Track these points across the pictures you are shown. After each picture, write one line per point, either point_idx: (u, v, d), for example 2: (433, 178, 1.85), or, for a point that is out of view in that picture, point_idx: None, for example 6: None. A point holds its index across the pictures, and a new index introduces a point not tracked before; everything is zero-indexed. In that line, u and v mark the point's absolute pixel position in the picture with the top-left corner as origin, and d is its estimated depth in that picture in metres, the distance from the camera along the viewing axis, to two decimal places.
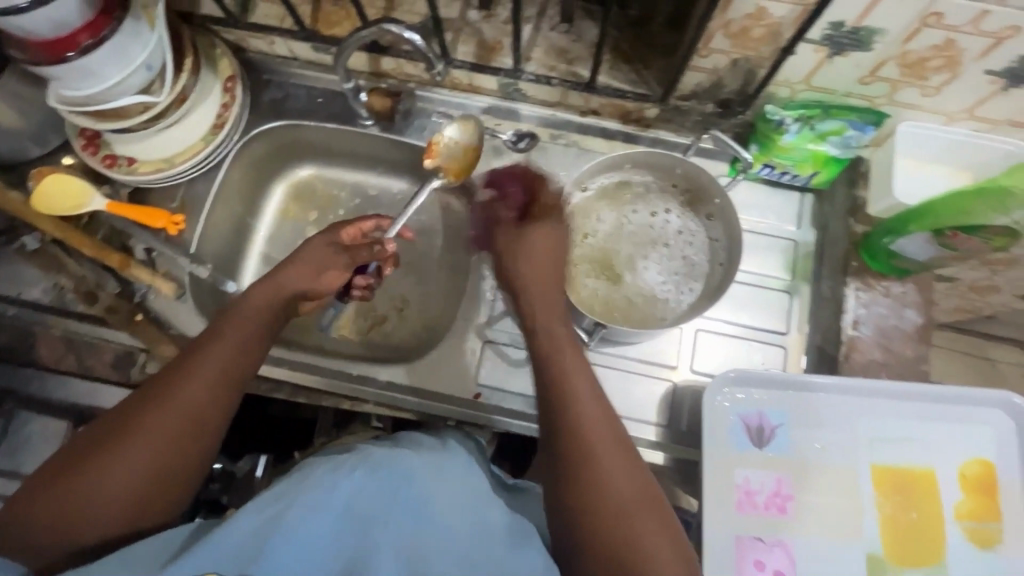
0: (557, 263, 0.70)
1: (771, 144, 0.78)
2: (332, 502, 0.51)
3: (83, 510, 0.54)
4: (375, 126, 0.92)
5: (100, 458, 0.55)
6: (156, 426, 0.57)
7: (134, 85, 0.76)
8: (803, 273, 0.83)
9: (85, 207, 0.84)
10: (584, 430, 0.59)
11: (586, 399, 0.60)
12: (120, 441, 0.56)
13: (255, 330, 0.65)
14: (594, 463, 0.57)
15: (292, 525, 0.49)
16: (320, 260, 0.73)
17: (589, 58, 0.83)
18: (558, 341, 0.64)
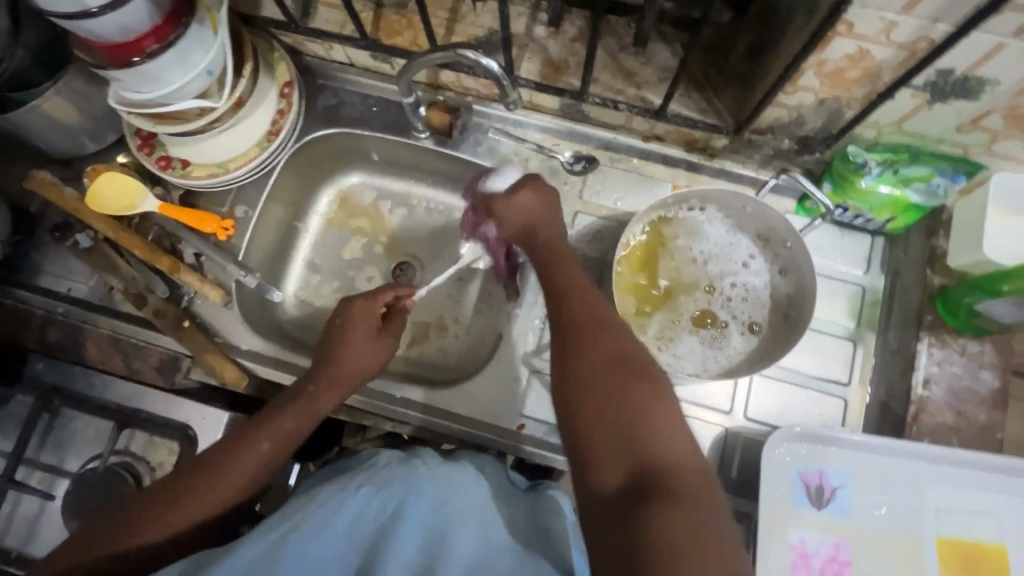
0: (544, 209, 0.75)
1: (847, 185, 0.73)
2: (337, 519, 0.53)
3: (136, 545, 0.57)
4: (429, 139, 0.89)
5: (156, 510, 0.59)
6: (204, 492, 0.60)
7: (195, 90, 0.74)
8: (869, 320, 0.78)
9: (138, 207, 0.84)
10: (574, 320, 0.60)
11: (574, 307, 0.61)
12: (178, 495, 0.60)
13: (310, 413, 0.68)
14: (581, 352, 0.57)
15: (298, 542, 0.51)
16: (366, 348, 0.72)
17: (659, 83, 0.79)
18: (559, 271, 0.67)
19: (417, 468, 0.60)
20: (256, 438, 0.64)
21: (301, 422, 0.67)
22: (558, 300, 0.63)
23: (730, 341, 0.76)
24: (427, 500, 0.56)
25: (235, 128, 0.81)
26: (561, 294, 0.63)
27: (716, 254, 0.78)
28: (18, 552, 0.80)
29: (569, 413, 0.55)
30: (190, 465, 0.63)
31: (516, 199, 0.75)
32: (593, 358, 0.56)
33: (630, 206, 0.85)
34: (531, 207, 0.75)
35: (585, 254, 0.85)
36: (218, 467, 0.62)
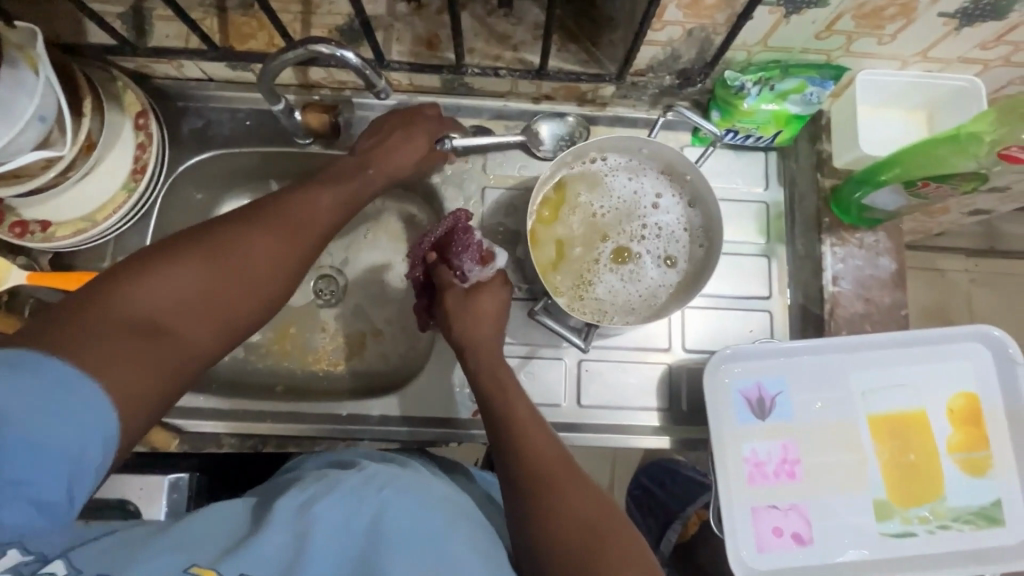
0: (484, 322, 0.71)
1: (732, 110, 0.75)
2: (360, 515, 0.47)
3: (227, 281, 0.56)
4: (315, 144, 0.84)
5: (226, 239, 0.57)
6: (275, 224, 0.60)
7: (31, 141, 0.66)
8: (777, 233, 0.82)
9: (4, 283, 0.75)
10: (533, 470, 0.58)
11: (535, 451, 0.60)
12: (251, 225, 0.59)
13: (348, 190, 0.68)
14: (544, 515, 0.55)
15: (323, 534, 0.45)
16: (411, 150, 0.74)
17: (535, 41, 0.78)
18: (510, 401, 0.65)
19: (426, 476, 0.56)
20: (296, 193, 0.64)
21: (347, 188, 0.68)
22: (516, 434, 0.62)
23: (646, 275, 0.77)
24: (436, 519, 0.49)
25: (92, 174, 0.74)
26: (519, 434, 0.62)
27: (624, 199, 0.79)
28: None
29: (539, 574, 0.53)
30: (268, 225, 0.60)
31: (473, 303, 0.72)
32: (562, 516, 0.55)
33: (535, 170, 0.84)
34: (489, 312, 0.71)
35: (502, 228, 0.83)
36: (244, 219, 0.60)
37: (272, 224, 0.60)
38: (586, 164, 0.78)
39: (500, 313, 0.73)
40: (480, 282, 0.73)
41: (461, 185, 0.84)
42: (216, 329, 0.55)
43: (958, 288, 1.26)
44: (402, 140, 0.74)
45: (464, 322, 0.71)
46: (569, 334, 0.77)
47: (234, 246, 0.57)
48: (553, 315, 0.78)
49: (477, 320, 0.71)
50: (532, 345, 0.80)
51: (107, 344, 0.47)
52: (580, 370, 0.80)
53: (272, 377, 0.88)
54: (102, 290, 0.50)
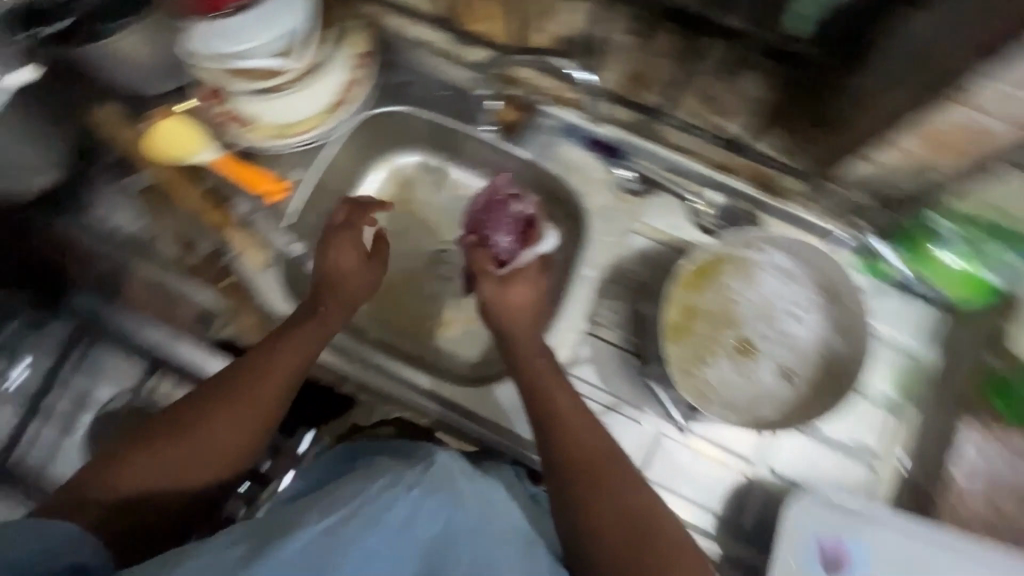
0: (528, 307, 0.74)
1: (920, 253, 0.72)
2: (391, 518, 0.51)
3: (190, 453, 0.64)
4: (491, 133, 0.86)
5: (194, 412, 0.66)
6: (280, 372, 0.68)
7: (275, 49, 0.74)
8: (910, 393, 0.77)
9: (195, 159, 0.85)
10: (581, 481, 0.64)
11: (570, 443, 0.66)
12: (241, 376, 0.68)
13: (337, 314, 0.72)
14: (593, 510, 0.62)
15: (350, 532, 0.49)
16: (352, 273, 0.75)
17: (744, 114, 0.77)
18: (547, 394, 0.69)
19: (455, 477, 0.58)
20: (301, 321, 0.71)
21: (337, 313, 0.73)
22: (553, 432, 0.67)
23: (759, 376, 0.75)
24: (464, 517, 0.56)
25: (304, 92, 0.80)
26: (555, 428, 0.67)
27: (767, 298, 0.76)
28: (36, 473, 0.81)
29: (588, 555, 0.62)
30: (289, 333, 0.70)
31: (513, 287, 0.74)
32: (609, 509, 0.62)
33: (687, 234, 0.83)
34: (534, 297, 0.74)
35: (634, 275, 0.83)
36: (273, 337, 0.70)
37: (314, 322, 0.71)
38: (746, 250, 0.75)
39: (534, 303, 0.74)
40: (517, 271, 0.75)
41: (611, 220, 0.84)
42: (221, 465, 0.66)
43: None
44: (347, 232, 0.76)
45: (507, 300, 0.73)
46: (666, 402, 0.78)
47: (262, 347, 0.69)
48: (663, 385, 0.78)
49: (514, 311, 0.73)
50: (618, 398, 0.79)
51: (120, 479, 0.62)
52: (656, 443, 0.77)
53: (367, 324, 0.93)
54: (125, 453, 0.63)
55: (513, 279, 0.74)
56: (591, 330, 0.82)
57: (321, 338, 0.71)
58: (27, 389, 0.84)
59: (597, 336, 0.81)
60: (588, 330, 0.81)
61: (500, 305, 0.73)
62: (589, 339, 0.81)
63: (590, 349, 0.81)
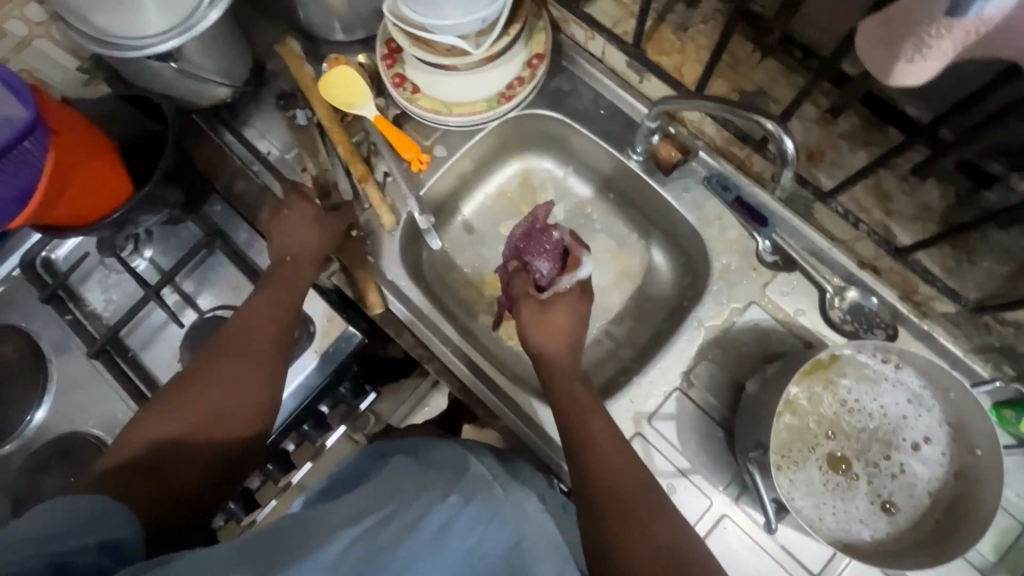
0: (565, 338, 0.73)
1: None
2: (425, 527, 0.47)
3: (213, 399, 0.66)
4: (640, 162, 0.86)
5: (211, 366, 0.68)
6: (263, 314, 0.73)
7: (462, 31, 0.75)
8: (1012, 565, 0.70)
9: (355, 108, 0.86)
10: (611, 515, 0.56)
11: (614, 480, 0.59)
12: (249, 332, 0.71)
13: (295, 279, 0.78)
14: (628, 554, 0.53)
15: (389, 535, 0.46)
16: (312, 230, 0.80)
17: (913, 221, 0.71)
18: (573, 424, 0.65)
19: (496, 490, 0.54)
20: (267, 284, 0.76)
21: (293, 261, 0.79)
22: (585, 464, 0.61)
23: (855, 498, 0.70)
24: (504, 531, 0.50)
25: (473, 77, 0.82)
26: (593, 460, 0.61)
27: (887, 418, 0.71)
28: (134, 353, 0.87)
29: None
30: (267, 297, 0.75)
31: (551, 313, 0.75)
32: (647, 554, 0.53)
33: (809, 321, 0.80)
34: (574, 317, 0.74)
35: (741, 346, 0.80)
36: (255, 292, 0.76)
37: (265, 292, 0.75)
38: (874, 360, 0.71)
39: (570, 325, 0.74)
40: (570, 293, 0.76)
41: (734, 284, 0.81)
42: (243, 416, 0.67)
43: None
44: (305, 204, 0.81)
45: (541, 330, 0.74)
46: (769, 509, 0.67)
47: (261, 302, 0.74)
48: (764, 472, 0.67)
49: (544, 329, 0.74)
50: (691, 464, 0.77)
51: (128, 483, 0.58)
52: (717, 523, 0.74)
53: (459, 309, 0.94)
54: (137, 433, 0.63)
55: (550, 303, 0.75)
56: (682, 388, 0.79)
57: (290, 286, 0.77)
58: (150, 274, 0.90)
59: (687, 395, 0.79)
60: (679, 387, 0.79)
61: (535, 338, 0.73)
62: (678, 396, 0.79)
63: (676, 405, 0.79)
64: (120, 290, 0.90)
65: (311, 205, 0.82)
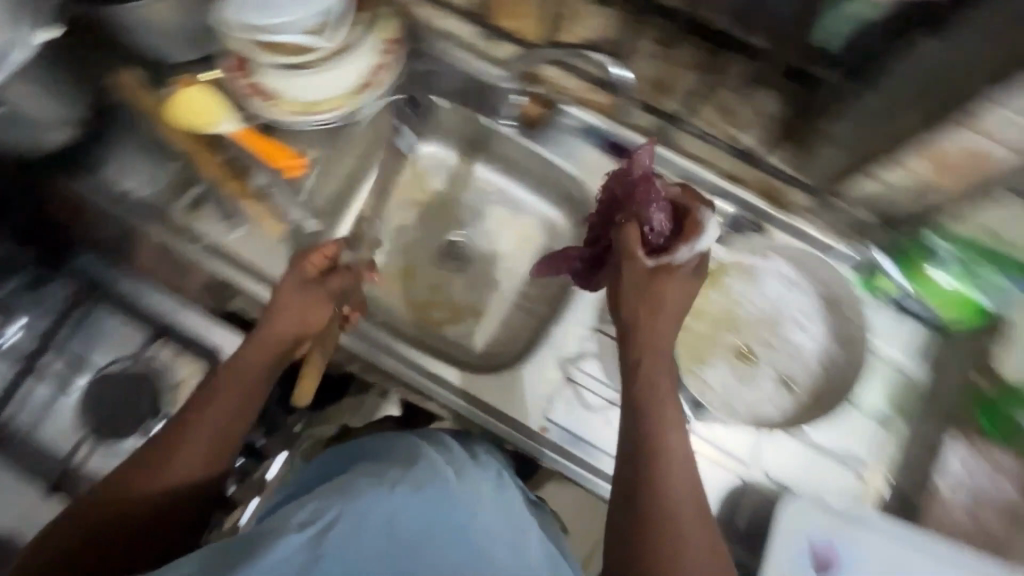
0: (650, 306, 0.66)
1: (915, 269, 0.76)
2: (376, 519, 0.50)
3: (168, 482, 0.64)
4: (514, 127, 0.89)
5: (164, 450, 0.64)
6: (229, 393, 0.67)
7: (305, 26, 0.76)
8: (906, 411, 0.78)
9: (210, 127, 0.83)
10: (649, 511, 0.59)
11: (672, 480, 0.60)
12: (203, 407, 0.66)
13: (268, 347, 0.70)
14: (644, 518, 0.58)
15: (338, 537, 0.48)
16: (308, 304, 0.72)
17: (757, 127, 0.80)
18: (661, 411, 0.63)
19: (449, 478, 0.57)
20: (240, 358, 0.69)
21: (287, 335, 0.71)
22: (643, 453, 0.61)
23: (760, 381, 0.81)
24: (455, 510, 0.54)
25: (332, 72, 0.81)
26: (660, 467, 0.60)
27: (772, 304, 0.83)
28: (26, 433, 0.80)
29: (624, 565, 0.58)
30: (255, 346, 0.70)
31: (657, 285, 0.67)
32: (667, 514, 0.58)
33: None
34: (680, 302, 0.67)
35: None
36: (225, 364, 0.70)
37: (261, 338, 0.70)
38: (752, 259, 0.83)
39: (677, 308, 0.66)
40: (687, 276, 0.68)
41: None
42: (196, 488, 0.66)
43: None
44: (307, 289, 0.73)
45: (643, 298, 0.67)
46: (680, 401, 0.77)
47: (233, 373, 0.69)
48: (669, 372, 0.78)
49: (650, 315, 0.66)
50: None
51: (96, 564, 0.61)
52: None
53: (374, 307, 0.93)
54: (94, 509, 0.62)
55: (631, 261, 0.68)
56: (599, 327, 0.83)
57: (263, 355, 0.70)
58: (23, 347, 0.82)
59: (606, 332, 0.83)
60: (596, 326, 0.83)
61: (623, 301, 0.68)
62: (597, 335, 0.83)
63: (597, 344, 0.83)
64: None
65: (345, 278, 0.76)
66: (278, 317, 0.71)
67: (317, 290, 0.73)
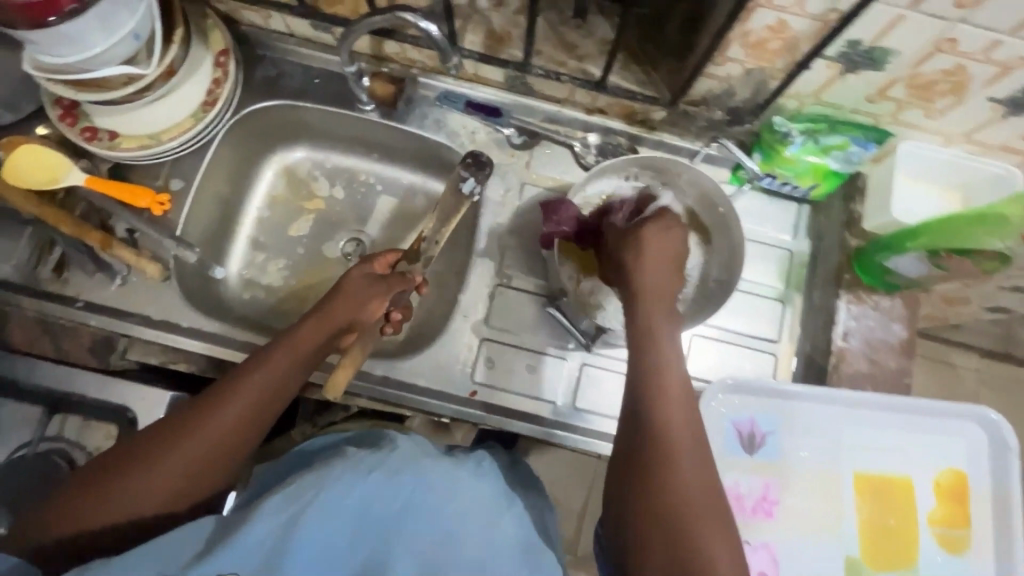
0: (667, 264, 0.66)
1: (774, 155, 0.79)
2: (349, 500, 0.54)
3: (157, 480, 0.60)
4: (375, 112, 0.89)
5: (164, 442, 0.61)
6: (243, 397, 0.64)
7: (119, 56, 0.71)
8: (796, 281, 0.85)
9: (61, 181, 0.78)
10: (645, 477, 0.56)
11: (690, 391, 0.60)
12: (211, 410, 0.62)
13: (291, 358, 0.67)
14: (664, 438, 0.57)
15: (310, 518, 0.52)
16: (354, 295, 0.73)
17: (600, 55, 0.81)
18: (665, 346, 0.62)
19: (430, 460, 0.59)
20: (260, 365, 0.66)
21: (301, 346, 0.68)
22: (664, 358, 0.61)
23: None
24: (429, 492, 0.56)
25: (167, 98, 0.78)
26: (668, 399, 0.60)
27: None
28: None
29: (622, 483, 0.58)
30: (311, 326, 0.70)
31: (662, 237, 0.67)
32: (679, 439, 0.58)
33: (574, 177, 0.88)
34: (673, 250, 0.67)
35: (533, 222, 0.86)
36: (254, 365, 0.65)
37: (321, 317, 0.71)
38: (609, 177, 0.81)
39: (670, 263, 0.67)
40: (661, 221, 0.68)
41: (503, 176, 0.88)
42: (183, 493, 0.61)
43: (965, 384, 1.27)
44: (343, 305, 0.72)
45: (634, 252, 0.66)
46: (578, 331, 0.81)
47: (256, 375, 0.65)
48: (564, 311, 0.81)
49: (660, 279, 0.65)
50: (541, 341, 0.83)
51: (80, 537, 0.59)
52: (581, 373, 0.82)
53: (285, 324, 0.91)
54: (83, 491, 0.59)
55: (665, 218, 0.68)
56: (503, 283, 0.84)
57: (292, 364, 0.67)
58: None
59: (511, 286, 0.84)
60: (500, 282, 0.84)
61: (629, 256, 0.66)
62: (502, 291, 0.84)
63: (505, 299, 0.84)
64: None
65: (403, 281, 0.78)
66: (304, 331, 0.69)
67: (382, 284, 0.76)
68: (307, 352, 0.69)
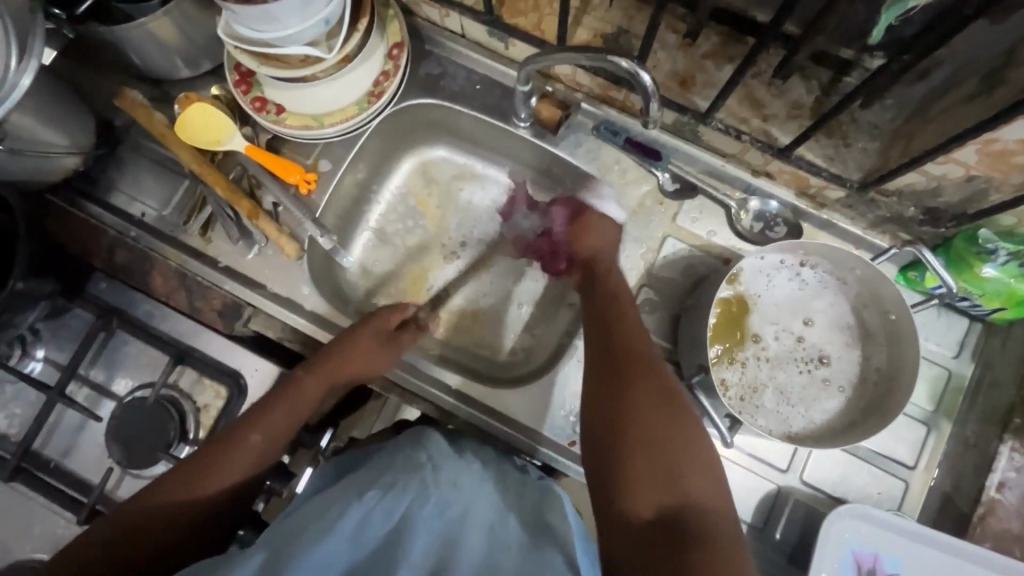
0: (607, 246, 0.75)
1: (964, 267, 0.70)
2: (344, 525, 0.51)
3: (184, 500, 0.60)
4: (528, 129, 0.86)
5: (200, 471, 0.61)
6: (264, 433, 0.65)
7: (306, 38, 0.70)
8: (948, 408, 0.76)
9: (223, 144, 0.80)
10: (635, 424, 0.58)
11: (625, 344, 0.64)
12: (233, 446, 0.63)
13: (304, 401, 0.69)
14: (630, 390, 0.60)
15: (310, 539, 0.49)
16: (375, 350, 0.72)
17: (790, 120, 0.73)
18: (618, 333, 0.66)
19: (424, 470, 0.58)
20: (278, 403, 0.67)
21: (322, 384, 0.70)
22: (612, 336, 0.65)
23: (793, 387, 0.74)
24: (429, 507, 0.54)
25: (337, 84, 0.78)
26: (631, 382, 0.61)
27: (798, 305, 0.76)
28: (56, 463, 0.81)
29: (608, 388, 0.62)
30: (316, 377, 0.70)
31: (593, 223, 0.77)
32: (648, 399, 0.60)
33: (724, 241, 0.82)
34: (609, 234, 0.76)
35: (669, 278, 0.82)
36: (271, 401, 0.67)
37: (332, 366, 0.70)
38: (771, 258, 0.75)
39: (610, 235, 0.76)
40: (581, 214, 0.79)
41: (647, 223, 0.83)
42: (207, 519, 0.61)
43: None
44: (353, 358, 0.71)
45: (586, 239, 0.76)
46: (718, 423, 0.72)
47: (278, 414, 0.66)
48: (707, 392, 0.72)
49: (605, 244, 0.75)
50: None
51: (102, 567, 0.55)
52: None
53: None
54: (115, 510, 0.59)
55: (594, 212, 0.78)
56: None
57: (304, 403, 0.68)
58: (50, 374, 0.84)
59: None
60: None
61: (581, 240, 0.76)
62: None
63: None
64: (20, 402, 0.82)
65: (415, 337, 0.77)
66: (320, 374, 0.70)
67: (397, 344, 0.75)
68: (316, 396, 0.69)
